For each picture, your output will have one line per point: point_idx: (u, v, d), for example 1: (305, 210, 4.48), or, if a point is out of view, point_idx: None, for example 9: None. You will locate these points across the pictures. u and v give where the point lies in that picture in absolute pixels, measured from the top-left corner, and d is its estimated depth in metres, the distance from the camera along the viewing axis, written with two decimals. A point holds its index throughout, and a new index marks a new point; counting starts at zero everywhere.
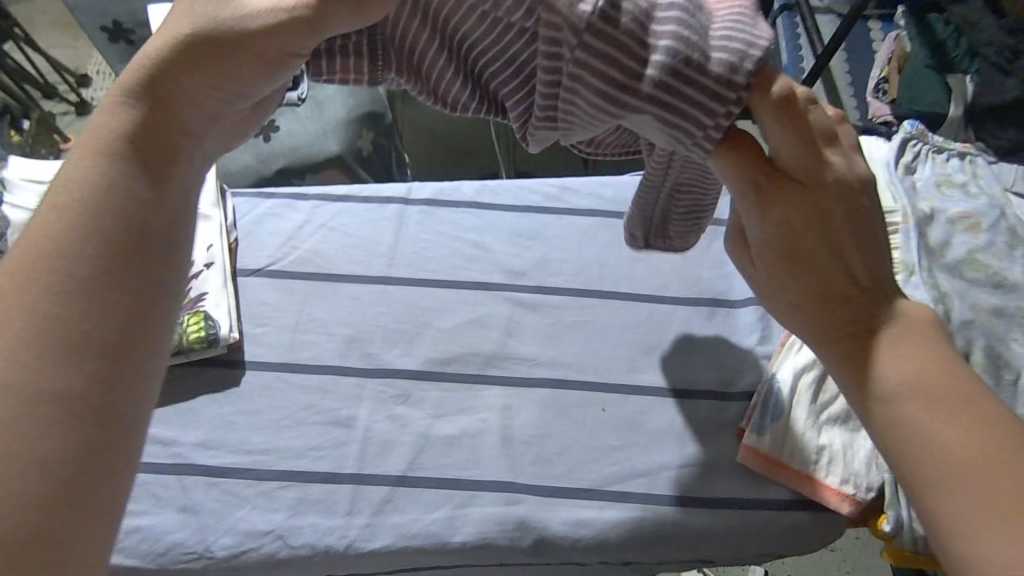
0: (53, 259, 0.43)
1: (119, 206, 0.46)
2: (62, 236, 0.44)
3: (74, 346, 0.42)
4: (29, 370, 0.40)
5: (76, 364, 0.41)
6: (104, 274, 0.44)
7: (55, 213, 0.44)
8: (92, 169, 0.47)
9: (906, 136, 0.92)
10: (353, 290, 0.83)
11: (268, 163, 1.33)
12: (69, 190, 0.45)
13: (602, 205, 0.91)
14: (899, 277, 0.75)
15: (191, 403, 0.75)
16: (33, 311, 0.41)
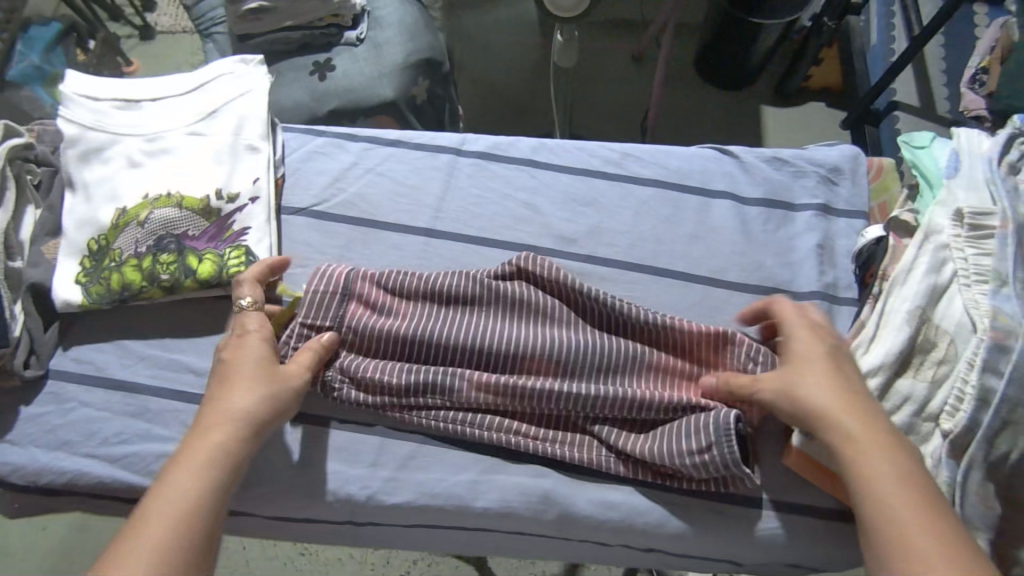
0: (164, 533, 0.53)
1: (210, 509, 0.56)
2: (195, 480, 0.57)
3: (195, 511, 0.55)
4: (186, 519, 0.54)
5: (211, 521, 0.56)
6: (206, 514, 0.56)
7: (202, 470, 0.57)
8: (205, 474, 0.57)
9: (1013, 132, 0.83)
10: (396, 239, 0.81)
11: (322, 103, 1.30)
12: (227, 426, 0.60)
13: (665, 176, 0.84)
14: (988, 287, 0.68)
15: (226, 336, 0.75)
16: (193, 481, 0.56)
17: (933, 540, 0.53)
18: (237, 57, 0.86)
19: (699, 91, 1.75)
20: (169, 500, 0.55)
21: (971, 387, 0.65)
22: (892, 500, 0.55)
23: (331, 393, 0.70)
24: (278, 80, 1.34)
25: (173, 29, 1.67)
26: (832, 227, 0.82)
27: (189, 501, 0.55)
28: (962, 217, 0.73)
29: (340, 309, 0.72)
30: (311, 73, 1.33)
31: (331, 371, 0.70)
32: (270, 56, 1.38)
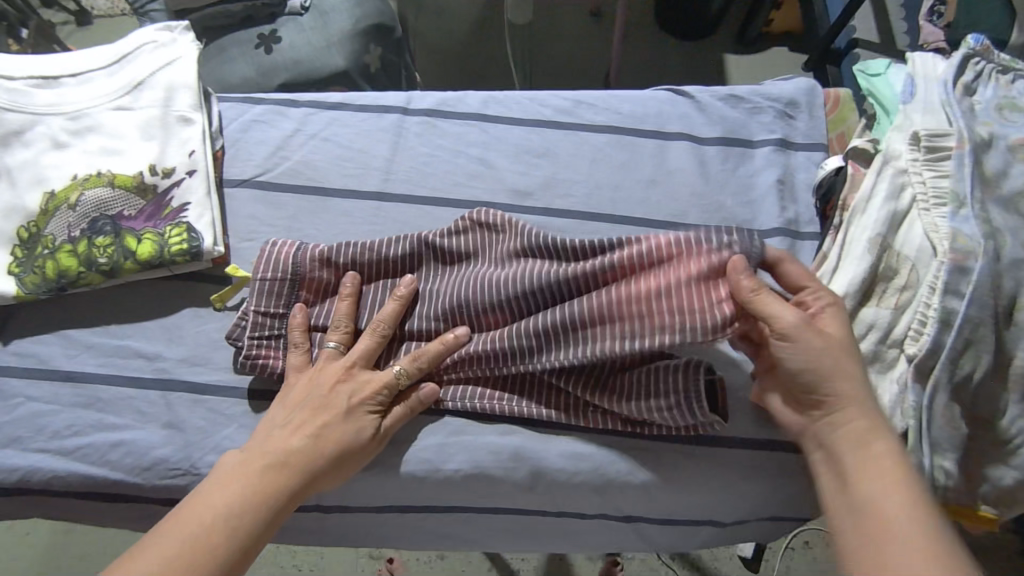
0: (215, 522, 0.56)
1: (273, 507, 0.58)
2: (248, 484, 0.58)
3: (256, 503, 0.58)
4: (243, 513, 0.57)
5: (263, 517, 0.58)
6: (263, 510, 0.58)
7: (285, 473, 0.59)
8: (263, 475, 0.59)
9: (967, 53, 0.82)
10: (347, 206, 0.78)
11: (269, 78, 1.24)
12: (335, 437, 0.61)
13: (619, 121, 0.82)
14: (947, 209, 0.68)
15: (176, 318, 0.72)
16: (242, 484, 0.58)
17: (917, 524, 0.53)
18: (160, 24, 0.81)
19: (661, 41, 1.71)
20: (227, 490, 0.58)
21: (934, 310, 0.64)
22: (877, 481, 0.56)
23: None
24: (221, 55, 1.27)
25: (111, 12, 1.59)
26: (790, 161, 0.80)
27: (246, 492, 0.58)
28: (919, 141, 0.72)
29: (293, 294, 0.70)
30: (256, 47, 1.27)
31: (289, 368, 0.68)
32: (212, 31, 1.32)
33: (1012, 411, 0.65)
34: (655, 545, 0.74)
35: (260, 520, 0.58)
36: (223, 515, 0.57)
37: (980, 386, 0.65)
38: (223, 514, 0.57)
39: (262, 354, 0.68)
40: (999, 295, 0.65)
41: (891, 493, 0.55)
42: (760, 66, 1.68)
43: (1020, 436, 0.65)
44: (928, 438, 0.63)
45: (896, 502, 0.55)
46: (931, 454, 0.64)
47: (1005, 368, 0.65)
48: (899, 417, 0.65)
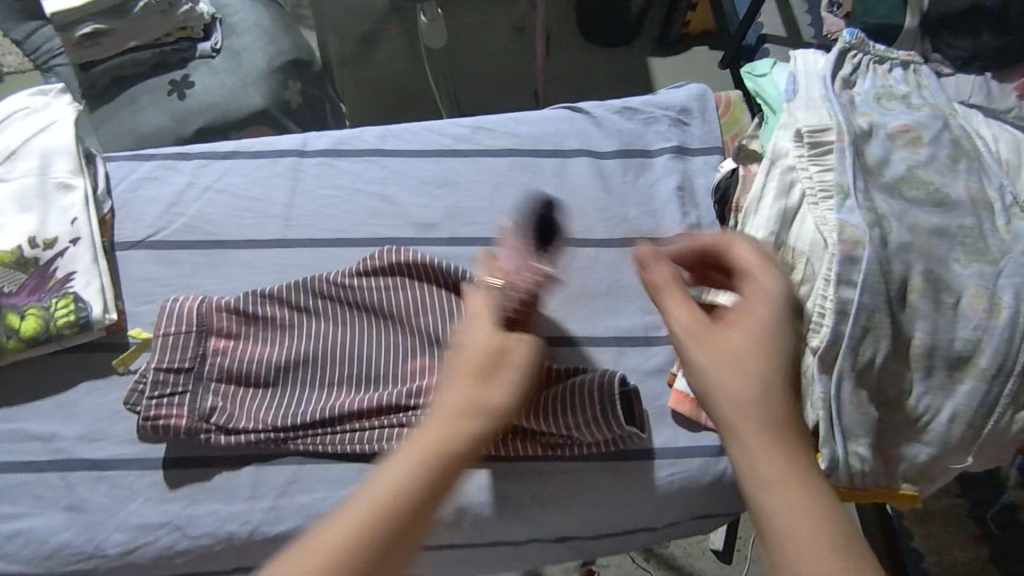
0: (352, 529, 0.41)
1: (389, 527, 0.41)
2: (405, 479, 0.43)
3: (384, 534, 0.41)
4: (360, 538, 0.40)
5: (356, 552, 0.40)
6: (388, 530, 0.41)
7: (438, 464, 0.44)
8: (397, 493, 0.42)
9: (845, 47, 0.84)
10: (246, 256, 0.76)
11: (185, 124, 1.20)
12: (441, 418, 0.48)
13: (519, 143, 0.82)
14: (834, 202, 0.70)
15: (71, 393, 0.69)
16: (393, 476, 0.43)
17: (810, 510, 0.43)
18: (32, 90, 0.79)
19: (584, 51, 1.73)
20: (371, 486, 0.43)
21: (830, 301, 0.66)
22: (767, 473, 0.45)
23: (198, 438, 0.65)
24: (132, 105, 1.21)
25: (22, 68, 1.49)
26: (688, 167, 0.82)
27: (402, 484, 0.43)
28: (802, 137, 0.74)
29: (199, 347, 0.68)
30: (168, 95, 1.21)
31: (191, 423, 0.65)
32: (122, 82, 1.24)
33: (917, 389, 0.67)
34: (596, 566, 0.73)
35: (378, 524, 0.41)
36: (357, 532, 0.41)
37: (883, 368, 0.66)
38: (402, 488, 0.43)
39: (166, 412, 0.65)
40: (890, 280, 0.67)
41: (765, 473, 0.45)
42: (681, 68, 1.72)
43: (927, 413, 0.67)
44: (840, 425, 0.65)
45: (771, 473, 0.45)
46: (844, 442, 0.65)
47: (906, 349, 0.67)
48: (811, 408, 0.67)
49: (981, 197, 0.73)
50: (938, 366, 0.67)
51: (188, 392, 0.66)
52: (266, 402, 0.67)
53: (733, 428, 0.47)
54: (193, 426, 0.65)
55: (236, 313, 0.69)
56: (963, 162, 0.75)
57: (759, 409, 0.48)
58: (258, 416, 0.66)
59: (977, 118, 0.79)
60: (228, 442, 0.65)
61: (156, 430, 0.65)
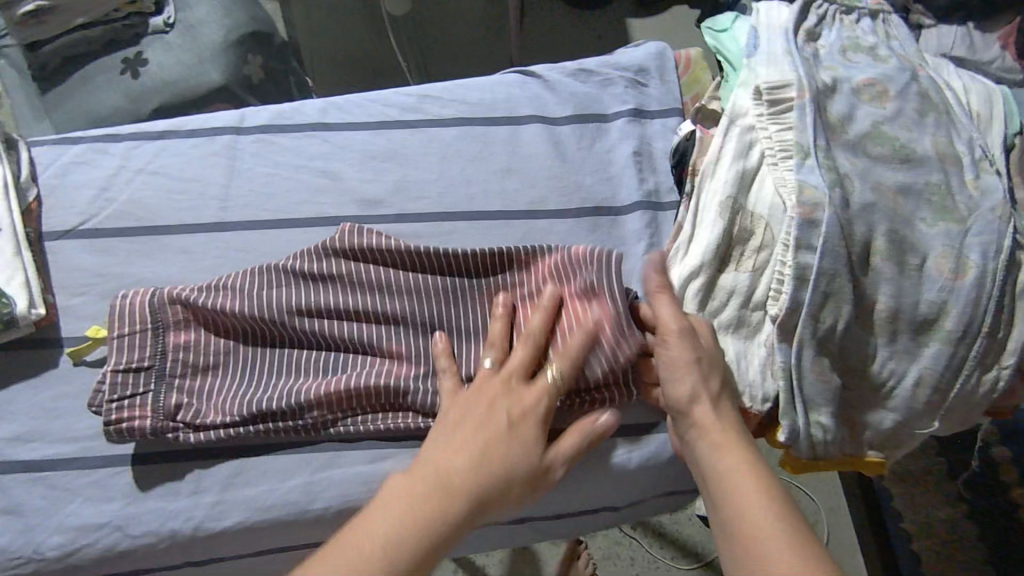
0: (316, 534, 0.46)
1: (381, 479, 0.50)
2: None
3: None
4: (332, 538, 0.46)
5: None
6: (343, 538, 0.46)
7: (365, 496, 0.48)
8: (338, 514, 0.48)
9: None
10: (183, 242, 0.72)
11: (135, 104, 1.14)
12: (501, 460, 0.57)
13: (468, 111, 0.78)
14: (793, 161, 0.66)
15: (3, 393, 0.66)
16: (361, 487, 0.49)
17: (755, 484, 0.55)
18: None
19: (557, 13, 1.66)
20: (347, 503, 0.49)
21: (789, 268, 0.63)
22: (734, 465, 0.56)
23: (167, 437, 0.63)
24: (83, 87, 1.16)
25: None
26: (647, 130, 0.78)
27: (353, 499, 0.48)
28: (761, 94, 0.71)
29: (158, 343, 0.64)
30: (122, 72, 1.16)
31: (163, 421, 0.62)
32: (71, 62, 1.17)
33: (882, 355, 0.65)
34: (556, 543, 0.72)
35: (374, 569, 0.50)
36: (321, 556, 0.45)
37: (846, 335, 0.64)
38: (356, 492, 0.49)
39: (130, 413, 0.62)
40: (852, 244, 0.64)
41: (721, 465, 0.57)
42: (658, 28, 1.66)
43: (892, 379, 0.65)
44: (800, 395, 0.62)
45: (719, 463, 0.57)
46: (806, 412, 0.63)
47: (870, 313, 0.65)
48: (771, 379, 0.64)
49: (949, 151, 0.69)
50: (903, 329, 0.64)
51: (149, 391, 0.63)
52: (234, 389, 0.64)
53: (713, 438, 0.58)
54: (159, 425, 0.62)
55: (191, 306, 0.65)
56: (932, 116, 0.71)
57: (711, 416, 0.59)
58: (226, 408, 0.63)
59: (948, 71, 0.76)
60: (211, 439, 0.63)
61: (125, 437, 0.62)
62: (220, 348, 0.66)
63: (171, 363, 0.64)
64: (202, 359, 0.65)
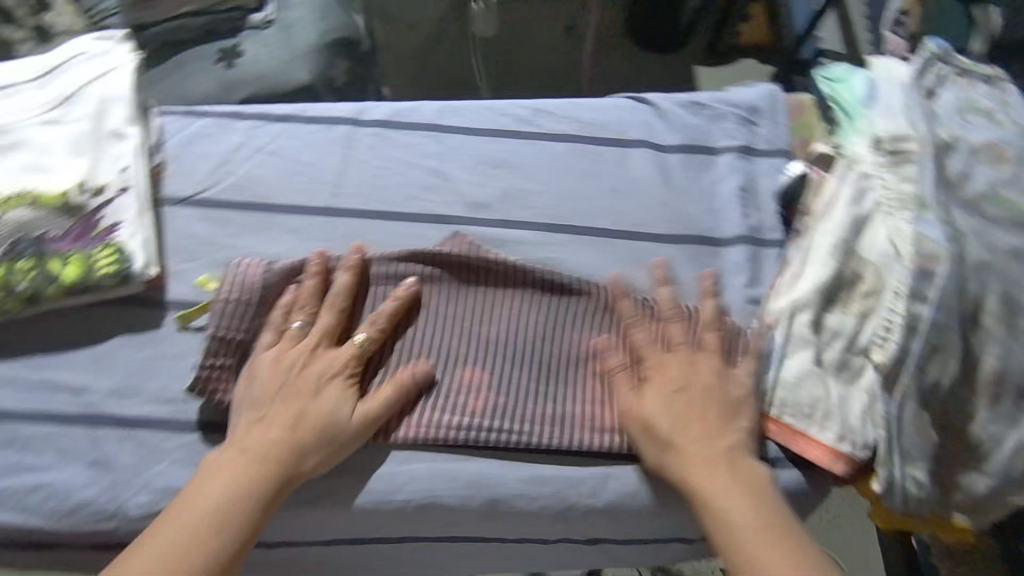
0: (219, 487, 0.56)
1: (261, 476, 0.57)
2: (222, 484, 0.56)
3: (204, 531, 0.54)
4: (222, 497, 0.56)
5: (217, 529, 0.55)
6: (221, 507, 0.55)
7: (268, 469, 0.57)
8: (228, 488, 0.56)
9: (928, 56, 0.80)
10: (294, 222, 0.74)
11: (232, 92, 1.18)
12: (265, 466, 0.57)
13: (579, 129, 0.80)
14: (909, 212, 0.66)
15: (107, 346, 0.67)
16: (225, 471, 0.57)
17: (743, 514, 0.56)
18: (92, 36, 0.78)
19: (632, 55, 1.69)
20: (223, 474, 0.57)
21: (899, 316, 0.62)
22: (738, 516, 0.56)
23: (245, 418, 0.62)
24: (180, 72, 1.20)
25: (74, 30, 1.33)
26: (753, 167, 0.79)
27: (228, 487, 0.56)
28: (881, 144, 0.71)
29: (254, 321, 0.64)
30: (215, 62, 1.19)
31: (239, 398, 0.62)
32: (172, 47, 1.22)
33: (983, 418, 0.62)
34: (615, 560, 0.72)
35: (245, 521, 0.56)
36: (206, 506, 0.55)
37: (950, 394, 0.62)
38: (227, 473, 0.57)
39: (219, 385, 0.63)
40: (965, 301, 0.62)
41: (732, 511, 0.56)
42: (731, 76, 1.67)
43: (991, 444, 0.63)
44: (899, 447, 0.61)
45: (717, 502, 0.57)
46: (903, 463, 0.61)
47: (975, 371, 0.63)
48: (870, 428, 0.62)
49: None
50: (1007, 395, 0.62)
51: (238, 364, 0.63)
52: None
53: (706, 495, 0.57)
54: (240, 404, 0.62)
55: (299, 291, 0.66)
56: None
57: (697, 447, 0.59)
58: None
59: None
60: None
61: (208, 400, 0.63)
62: None
63: (265, 340, 0.64)
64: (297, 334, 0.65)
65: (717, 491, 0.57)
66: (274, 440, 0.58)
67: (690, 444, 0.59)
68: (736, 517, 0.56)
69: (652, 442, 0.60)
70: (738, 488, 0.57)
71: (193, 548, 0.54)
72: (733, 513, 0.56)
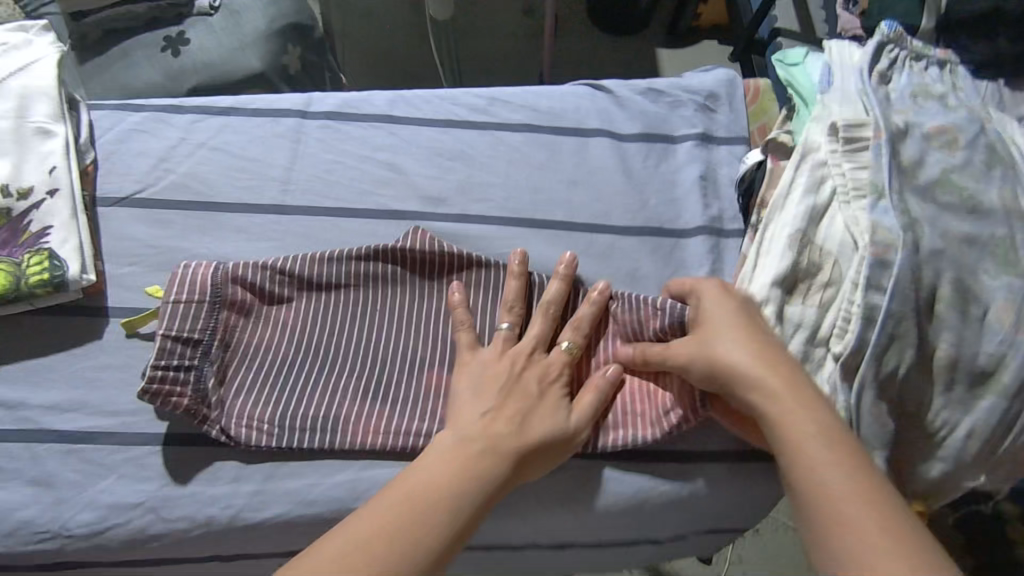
0: (446, 483, 0.52)
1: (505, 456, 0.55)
2: (441, 467, 0.53)
3: (402, 521, 0.50)
4: (443, 484, 0.52)
5: (410, 527, 0.50)
6: (461, 484, 0.53)
7: (495, 461, 0.54)
8: (489, 472, 0.54)
9: (882, 40, 0.80)
10: (240, 222, 0.70)
11: (177, 82, 1.12)
12: (467, 457, 0.54)
13: (536, 118, 0.78)
14: (866, 201, 0.66)
15: (43, 358, 0.64)
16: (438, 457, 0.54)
17: (844, 495, 0.50)
18: (12, 25, 0.72)
19: (595, 37, 1.67)
20: (416, 473, 0.53)
21: (857, 307, 0.63)
22: (857, 514, 0.49)
23: (198, 421, 0.59)
24: (119, 60, 1.13)
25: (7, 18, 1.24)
26: (712, 155, 0.78)
27: (441, 475, 0.53)
28: (837, 132, 0.70)
29: (212, 317, 0.62)
30: (162, 50, 1.13)
31: (193, 398, 0.59)
32: (114, 35, 1.15)
33: (937, 404, 0.64)
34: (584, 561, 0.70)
35: (473, 500, 0.52)
36: (453, 489, 0.52)
37: (905, 380, 0.63)
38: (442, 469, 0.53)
39: (171, 386, 0.59)
40: (920, 289, 0.63)
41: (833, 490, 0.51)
42: (693, 58, 1.66)
43: (945, 428, 0.64)
44: (859, 437, 0.62)
45: (831, 481, 0.51)
46: (862, 453, 0.62)
47: (930, 360, 0.64)
48: None
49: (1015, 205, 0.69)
50: (960, 379, 0.63)
51: (194, 364, 0.60)
52: (263, 386, 0.61)
53: (806, 469, 0.52)
54: (195, 406, 0.59)
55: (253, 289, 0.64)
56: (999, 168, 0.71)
57: (804, 420, 0.54)
58: (260, 410, 0.61)
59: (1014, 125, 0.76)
60: (260, 444, 0.59)
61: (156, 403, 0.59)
62: (263, 340, 0.63)
63: (219, 342, 0.62)
64: (249, 334, 0.63)
65: (813, 468, 0.52)
66: (506, 431, 0.56)
67: (806, 419, 0.54)
68: (845, 502, 0.50)
69: (773, 417, 0.55)
70: (848, 469, 0.51)
71: (397, 533, 0.49)
72: (841, 496, 0.50)
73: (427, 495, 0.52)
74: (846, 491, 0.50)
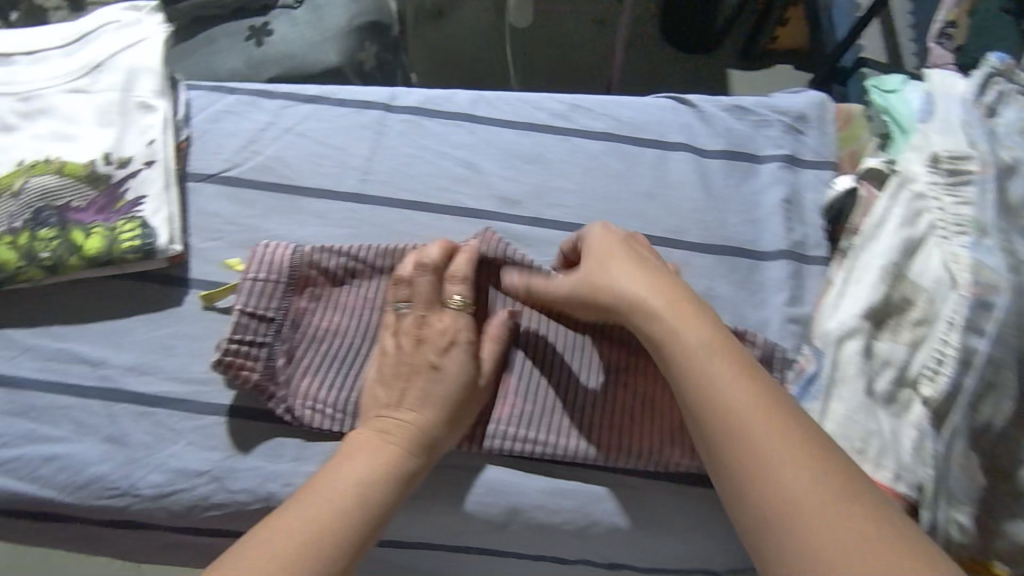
0: (363, 484, 0.52)
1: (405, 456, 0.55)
2: (361, 468, 0.53)
3: (339, 524, 0.50)
4: (359, 484, 0.52)
5: (345, 529, 0.50)
6: (368, 486, 0.52)
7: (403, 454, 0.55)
8: (370, 472, 0.53)
9: (988, 72, 0.76)
10: (320, 207, 0.72)
11: (258, 71, 1.15)
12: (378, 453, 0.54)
13: (617, 128, 0.77)
14: (967, 238, 0.61)
15: (125, 322, 0.66)
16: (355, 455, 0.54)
17: (811, 509, 0.45)
18: (125, 4, 0.76)
19: (669, 55, 1.65)
20: (340, 474, 0.53)
21: (951, 347, 0.58)
22: (821, 537, 0.44)
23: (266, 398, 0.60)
24: (208, 46, 1.18)
25: None
26: (798, 179, 0.75)
27: (361, 474, 0.53)
28: (938, 162, 0.67)
29: (285, 300, 0.63)
30: (246, 39, 1.18)
31: (262, 376, 0.60)
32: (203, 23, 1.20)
33: None
34: None
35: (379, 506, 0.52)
36: (357, 485, 0.52)
37: (1002, 435, 0.58)
38: (359, 469, 0.53)
39: (242, 361, 0.60)
40: None
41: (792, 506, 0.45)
42: (767, 84, 1.63)
43: None
44: (944, 487, 0.57)
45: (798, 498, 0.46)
46: (946, 506, 0.57)
47: None
48: (917, 467, 0.58)
49: None
50: None
51: (267, 342, 0.61)
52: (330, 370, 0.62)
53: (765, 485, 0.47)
54: (264, 382, 0.60)
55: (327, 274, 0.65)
56: None
57: (757, 425, 0.49)
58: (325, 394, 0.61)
59: None
60: (322, 427, 0.60)
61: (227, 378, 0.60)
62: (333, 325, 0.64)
63: (291, 323, 0.63)
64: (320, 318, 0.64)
65: (774, 482, 0.47)
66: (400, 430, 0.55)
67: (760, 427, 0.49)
68: (805, 523, 0.45)
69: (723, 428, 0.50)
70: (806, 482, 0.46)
71: (325, 537, 0.49)
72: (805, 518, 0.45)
73: (351, 496, 0.51)
74: (809, 510, 0.45)
